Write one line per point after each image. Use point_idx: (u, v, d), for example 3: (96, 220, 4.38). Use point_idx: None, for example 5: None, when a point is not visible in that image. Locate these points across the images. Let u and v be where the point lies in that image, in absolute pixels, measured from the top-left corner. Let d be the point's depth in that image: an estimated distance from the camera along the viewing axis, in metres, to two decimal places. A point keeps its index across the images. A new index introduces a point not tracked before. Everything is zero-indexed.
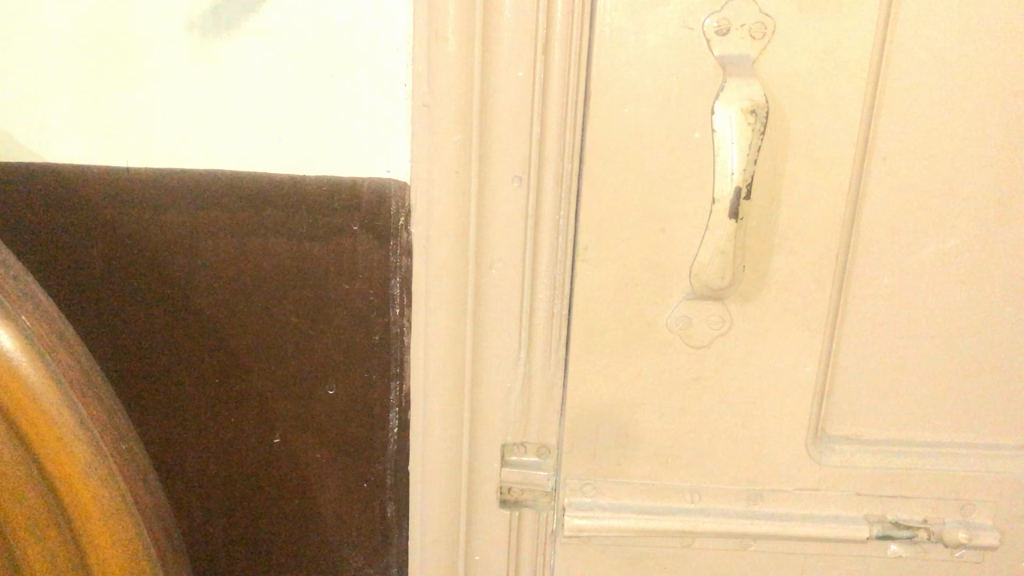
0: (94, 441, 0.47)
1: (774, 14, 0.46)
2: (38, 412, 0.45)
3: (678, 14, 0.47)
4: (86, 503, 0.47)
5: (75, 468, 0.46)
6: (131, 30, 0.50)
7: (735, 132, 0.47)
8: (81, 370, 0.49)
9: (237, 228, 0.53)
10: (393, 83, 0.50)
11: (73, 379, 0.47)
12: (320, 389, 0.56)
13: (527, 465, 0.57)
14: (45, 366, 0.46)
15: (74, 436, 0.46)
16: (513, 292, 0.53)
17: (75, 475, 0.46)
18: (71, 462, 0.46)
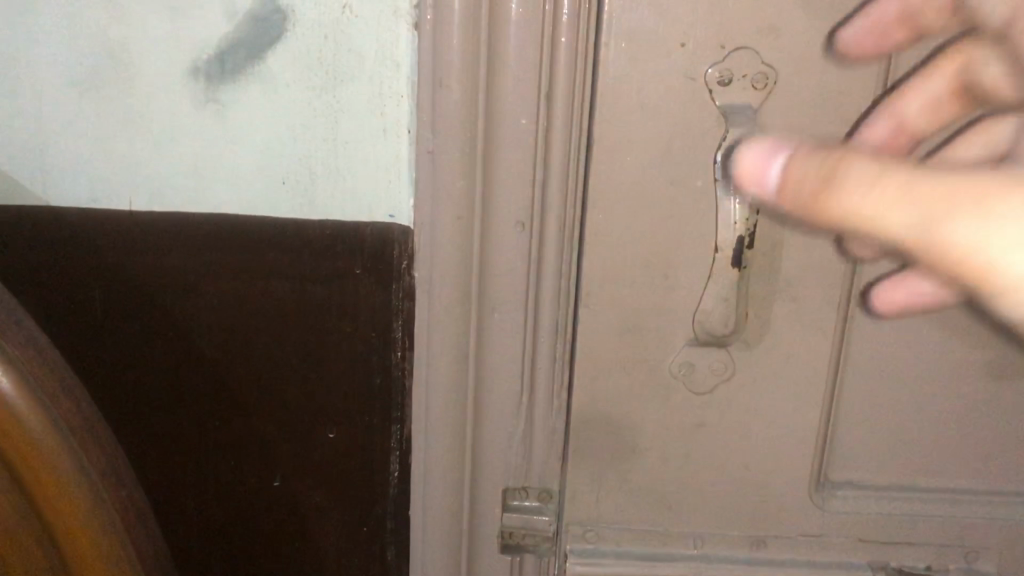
0: (94, 486, 0.47)
1: (775, 65, 0.47)
2: (40, 458, 0.45)
3: (681, 64, 0.47)
4: (85, 546, 0.47)
5: (75, 512, 0.46)
6: (136, 76, 0.51)
7: (737, 182, 0.48)
8: (81, 413, 0.48)
9: (240, 272, 0.53)
10: (397, 130, 0.51)
11: (75, 424, 0.47)
12: (321, 433, 0.56)
13: (528, 510, 0.58)
14: (46, 412, 0.45)
15: (75, 482, 0.46)
16: (516, 337, 0.53)
17: (76, 518, 0.46)
18: (71, 506, 0.46)
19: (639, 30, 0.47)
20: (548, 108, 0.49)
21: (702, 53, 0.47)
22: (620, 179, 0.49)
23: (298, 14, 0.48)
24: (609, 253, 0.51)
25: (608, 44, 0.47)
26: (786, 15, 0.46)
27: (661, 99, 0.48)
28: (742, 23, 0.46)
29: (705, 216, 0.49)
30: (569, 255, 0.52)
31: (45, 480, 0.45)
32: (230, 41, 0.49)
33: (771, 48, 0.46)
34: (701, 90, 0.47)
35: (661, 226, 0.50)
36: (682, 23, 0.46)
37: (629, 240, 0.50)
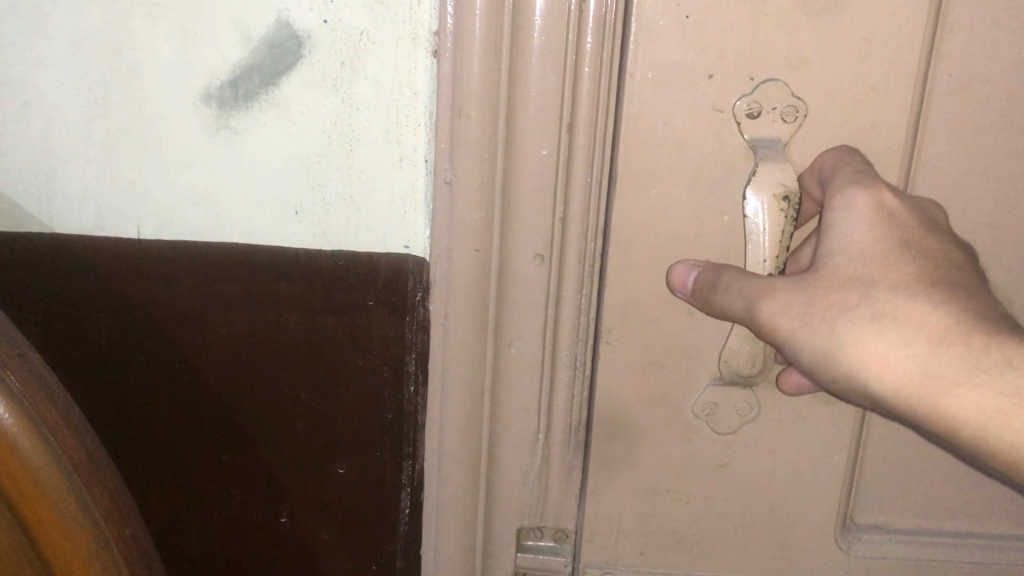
0: (99, 528, 0.45)
1: (806, 97, 0.46)
2: (40, 494, 0.43)
3: (709, 96, 0.46)
4: None
5: (78, 554, 0.45)
6: (147, 101, 0.49)
7: (768, 219, 0.46)
8: (87, 453, 0.46)
9: (249, 303, 0.52)
10: (413, 160, 0.50)
11: (80, 462, 0.45)
12: (330, 468, 0.55)
13: (543, 550, 0.58)
14: (50, 451, 0.44)
15: (78, 524, 0.44)
16: (534, 373, 0.52)
17: (78, 561, 0.45)
18: (73, 548, 0.45)
19: (666, 61, 0.45)
20: (569, 138, 0.48)
21: (730, 86, 0.46)
22: (645, 212, 0.48)
23: (316, 40, 0.47)
24: (631, 289, 0.49)
25: (633, 74, 0.46)
26: (817, 47, 0.45)
27: (688, 131, 0.46)
28: (772, 55, 0.45)
29: (731, 251, 0.48)
30: (588, 292, 0.51)
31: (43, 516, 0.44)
32: (245, 66, 0.48)
33: (802, 81, 0.45)
34: (729, 122, 0.46)
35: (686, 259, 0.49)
36: (711, 54, 0.45)
37: (652, 275, 0.49)
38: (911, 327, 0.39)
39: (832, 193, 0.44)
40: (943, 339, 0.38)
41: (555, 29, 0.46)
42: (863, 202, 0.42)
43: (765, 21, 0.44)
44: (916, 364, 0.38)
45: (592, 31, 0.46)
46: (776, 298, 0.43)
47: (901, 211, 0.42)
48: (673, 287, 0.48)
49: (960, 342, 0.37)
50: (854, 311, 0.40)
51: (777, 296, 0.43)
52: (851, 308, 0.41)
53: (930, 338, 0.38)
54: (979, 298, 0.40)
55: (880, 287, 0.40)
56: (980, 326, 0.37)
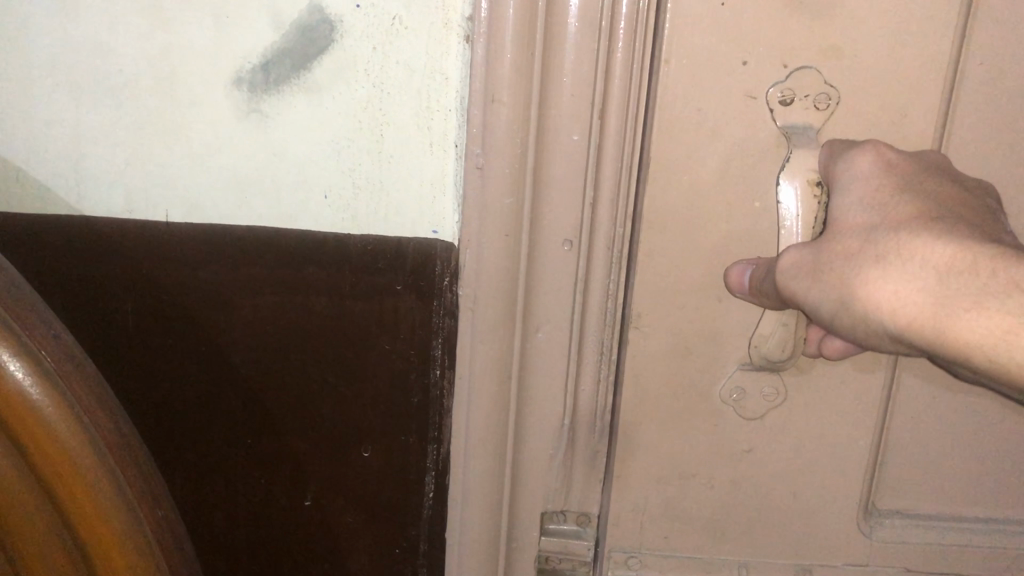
0: (131, 507, 0.45)
1: (840, 87, 0.46)
2: (79, 481, 0.44)
3: (744, 83, 0.46)
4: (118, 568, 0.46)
5: (111, 533, 0.45)
6: (178, 84, 0.49)
7: (801, 202, 0.46)
8: (120, 434, 0.46)
9: (278, 288, 0.52)
10: (444, 145, 0.50)
11: (113, 442, 0.45)
12: (355, 451, 0.55)
13: (565, 533, 0.58)
14: (84, 429, 0.44)
15: (111, 503, 0.45)
16: (562, 356, 0.53)
17: (111, 540, 0.45)
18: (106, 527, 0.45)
19: (702, 46, 0.46)
20: (601, 124, 0.48)
21: (766, 72, 0.46)
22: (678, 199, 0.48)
23: (349, 25, 0.47)
24: (664, 275, 0.50)
25: (669, 60, 0.46)
26: (853, 34, 0.45)
27: (723, 118, 0.47)
28: (808, 41, 0.45)
29: (762, 235, 0.49)
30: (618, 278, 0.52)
31: (84, 502, 0.44)
32: (277, 51, 0.48)
33: (839, 67, 0.46)
34: (763, 109, 0.47)
35: (719, 248, 0.49)
36: (745, 39, 0.46)
37: (682, 259, 0.49)
38: (915, 260, 0.37)
39: (833, 164, 0.44)
40: (953, 268, 0.36)
41: (590, 14, 0.46)
42: (863, 157, 0.43)
43: (802, 8, 0.45)
44: (928, 296, 0.36)
45: (626, 19, 0.46)
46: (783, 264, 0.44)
47: (898, 159, 0.42)
48: (733, 287, 0.48)
49: (970, 268, 0.36)
50: (859, 256, 0.40)
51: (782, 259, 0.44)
52: (855, 254, 0.40)
53: (939, 268, 0.36)
54: (988, 231, 0.39)
55: (882, 226, 0.40)
56: (988, 251, 0.36)
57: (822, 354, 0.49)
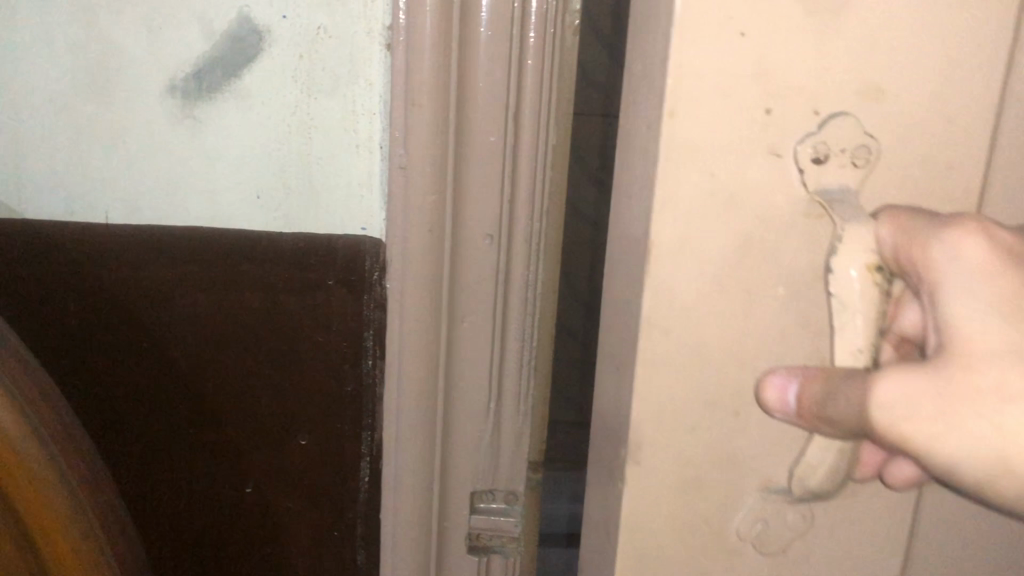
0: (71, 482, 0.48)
1: (873, 135, 0.40)
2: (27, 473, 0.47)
3: (769, 137, 0.39)
4: (61, 540, 0.48)
5: (52, 507, 0.48)
6: (114, 92, 0.52)
7: (860, 295, 0.39)
8: (59, 413, 0.49)
9: (214, 285, 0.55)
10: (370, 147, 0.54)
11: (52, 422, 0.48)
12: (292, 440, 0.58)
13: (494, 511, 0.61)
14: (22, 409, 0.46)
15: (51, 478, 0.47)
16: (486, 343, 0.56)
17: (52, 514, 0.48)
18: (46, 502, 0.47)
19: (715, 87, 0.38)
20: (515, 126, 0.52)
21: (793, 122, 0.39)
22: (701, 271, 0.41)
23: (276, 34, 0.51)
24: (686, 372, 0.43)
25: (673, 112, 0.38)
26: (886, 74, 0.39)
27: (748, 182, 0.40)
28: (839, 85, 0.39)
29: (798, 330, 0.43)
30: (610, 349, 0.47)
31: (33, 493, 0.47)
32: (208, 59, 0.51)
33: (869, 113, 0.40)
34: (790, 167, 0.40)
35: (743, 334, 0.42)
36: (773, 77, 0.38)
37: (704, 373, 0.43)
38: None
39: (918, 253, 0.37)
40: None
41: (500, 23, 0.50)
42: (965, 240, 0.36)
43: (830, 44, 0.38)
44: None
45: (535, 27, 0.50)
46: (874, 406, 0.36)
47: (1008, 241, 0.36)
48: (771, 410, 0.42)
49: None
50: (984, 393, 0.34)
51: (879, 392, 0.36)
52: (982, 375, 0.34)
53: None
54: None
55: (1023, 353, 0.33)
56: None
57: (878, 477, 0.45)
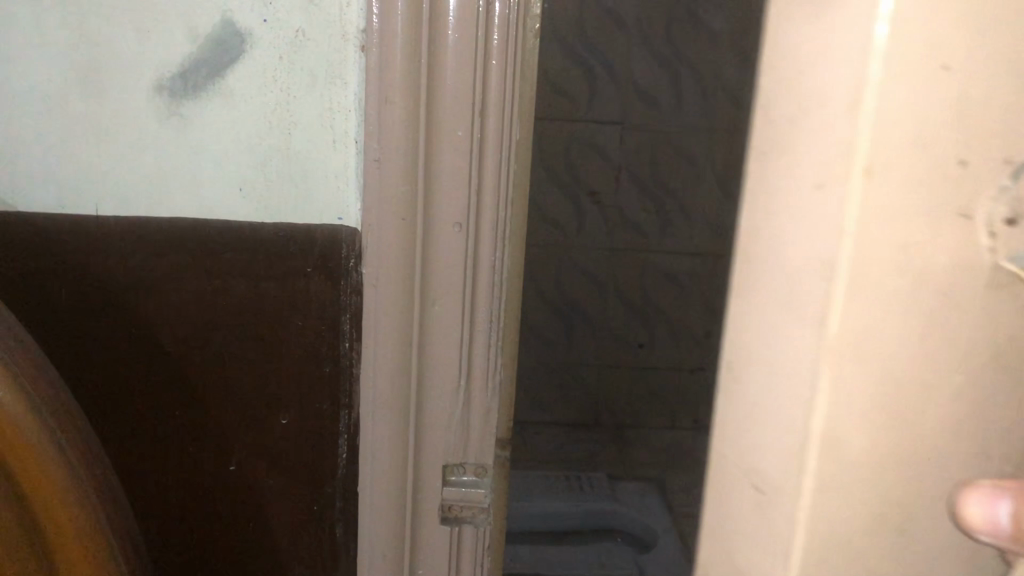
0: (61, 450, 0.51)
1: None
2: (28, 453, 0.50)
3: (961, 192, 0.29)
4: (54, 507, 0.51)
5: (44, 475, 0.51)
6: (104, 92, 0.55)
7: None
8: (49, 387, 0.52)
9: (200, 273, 0.59)
10: (345, 142, 0.57)
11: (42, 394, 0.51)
12: (274, 419, 0.62)
13: (466, 485, 0.64)
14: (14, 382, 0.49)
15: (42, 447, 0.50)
16: (457, 325, 0.60)
17: (45, 482, 0.51)
18: (39, 469, 0.50)
19: (909, 134, 0.28)
20: (481, 121, 0.56)
21: (987, 181, 0.29)
22: (875, 379, 0.31)
23: (257, 37, 0.55)
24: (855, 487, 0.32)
25: (870, 168, 0.28)
26: None
27: (932, 249, 0.29)
28: None
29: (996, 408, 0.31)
30: (740, 446, 0.36)
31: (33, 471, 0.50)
32: (194, 61, 0.55)
33: None
34: (981, 234, 0.29)
35: (937, 427, 0.31)
36: (971, 115, 0.28)
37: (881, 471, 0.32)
38: None
39: None
40: None
41: (467, 26, 0.54)
42: None
43: None
44: None
45: (498, 30, 0.55)
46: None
47: None
48: (972, 531, 0.31)
49: None
50: None
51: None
52: None
53: None
54: None
55: None
56: None
57: None
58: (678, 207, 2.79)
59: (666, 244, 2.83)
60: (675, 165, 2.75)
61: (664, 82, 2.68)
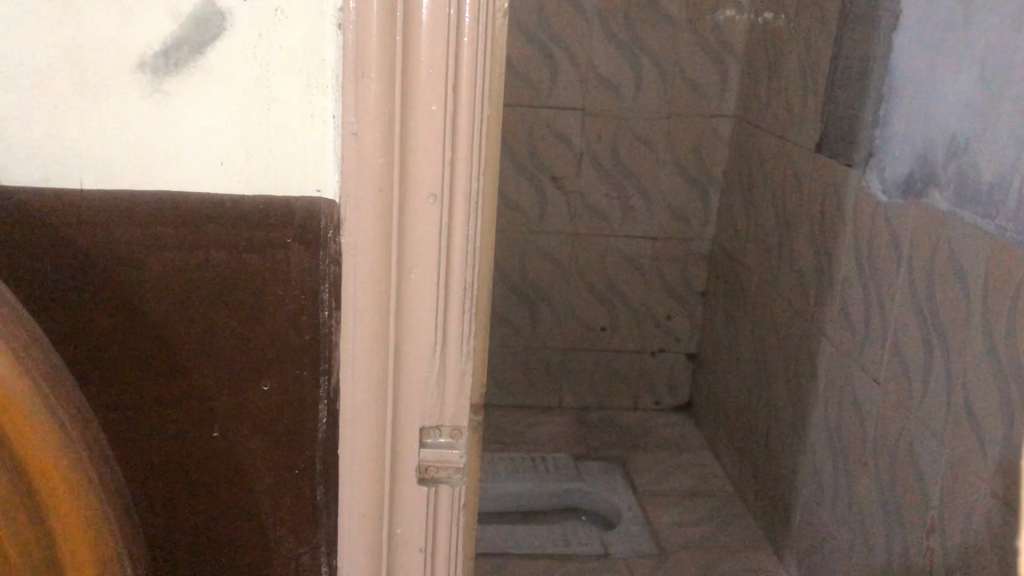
0: (59, 423, 0.54)
1: None
2: (27, 425, 0.52)
3: None
4: (54, 478, 0.54)
5: (43, 446, 0.53)
6: (87, 70, 0.57)
7: None
8: (48, 362, 0.55)
9: (183, 245, 0.61)
10: (323, 117, 0.59)
11: (42, 369, 0.54)
12: (255, 386, 0.65)
13: (442, 446, 0.66)
14: (16, 357, 0.52)
15: (42, 420, 0.53)
16: (432, 293, 0.63)
17: (45, 453, 0.53)
18: (39, 441, 0.53)
19: None
20: (454, 96, 0.59)
21: None
22: None
23: (237, 15, 0.57)
24: None
25: None
26: None
27: None
28: None
29: None
30: None
31: (26, 436, 0.52)
32: (175, 38, 0.57)
33: None
34: None
35: None
36: None
37: None
38: None
39: None
40: None
41: (440, 5, 0.57)
42: None
43: None
44: None
45: (470, 10, 0.57)
46: None
47: None
48: None
49: None
50: None
51: None
52: None
53: None
54: None
55: None
56: None
57: None
58: (640, 192, 2.83)
59: (628, 229, 2.87)
60: (636, 150, 2.80)
61: (624, 68, 2.72)
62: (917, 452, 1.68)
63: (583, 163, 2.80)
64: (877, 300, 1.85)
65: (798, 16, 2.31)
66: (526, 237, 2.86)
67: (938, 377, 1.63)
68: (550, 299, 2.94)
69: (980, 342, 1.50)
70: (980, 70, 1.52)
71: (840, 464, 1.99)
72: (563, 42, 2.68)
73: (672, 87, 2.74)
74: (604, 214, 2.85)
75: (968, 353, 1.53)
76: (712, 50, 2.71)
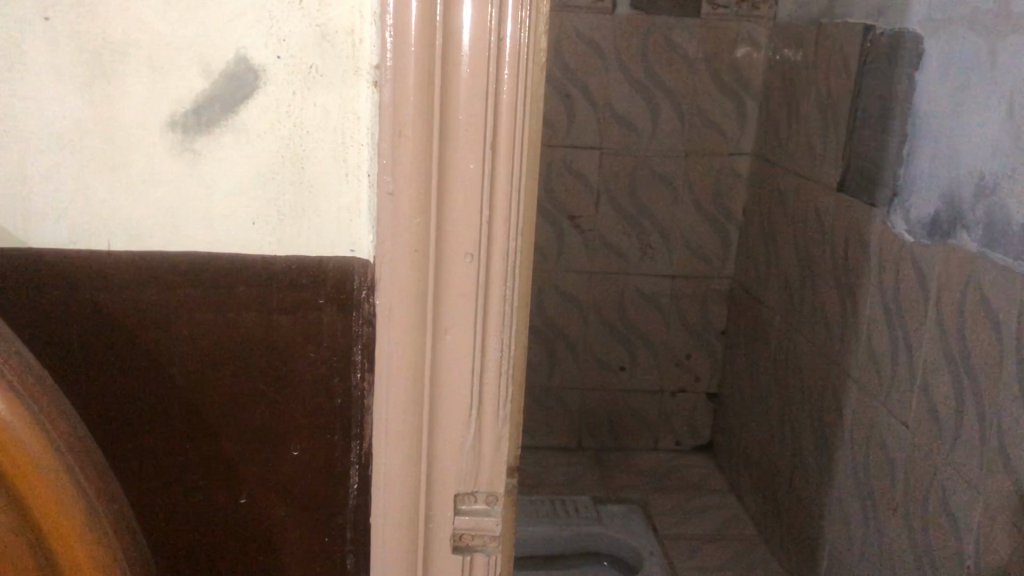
0: (92, 509, 0.50)
1: None
2: (57, 510, 0.49)
3: None
4: (85, 566, 0.50)
5: (75, 534, 0.50)
6: (117, 129, 0.56)
7: None
8: (81, 443, 0.52)
9: (212, 306, 0.59)
10: (358, 175, 0.58)
11: (75, 449, 0.51)
12: (285, 450, 0.63)
13: (477, 512, 0.64)
14: (47, 437, 0.49)
15: (74, 505, 0.50)
16: (468, 355, 0.60)
17: (76, 540, 0.50)
18: (71, 528, 0.49)
19: None
20: (493, 152, 0.57)
21: None
22: None
23: (271, 73, 0.55)
24: None
25: None
26: None
27: None
28: None
29: None
30: None
31: (58, 522, 0.49)
32: (207, 96, 0.55)
33: None
34: None
35: None
36: None
37: None
38: None
39: None
40: None
41: (479, 62, 0.55)
42: None
43: None
44: None
45: (509, 64, 0.56)
46: None
47: None
48: None
49: None
50: None
51: None
52: None
53: None
54: None
55: None
56: None
57: None
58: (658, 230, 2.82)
59: (646, 268, 2.86)
60: (655, 188, 2.78)
61: (642, 107, 2.72)
62: (950, 499, 1.64)
63: (601, 202, 2.79)
64: (904, 343, 1.82)
65: (817, 55, 2.30)
66: (544, 276, 2.84)
67: (971, 422, 1.59)
68: (568, 338, 2.91)
69: (1016, 388, 1.46)
70: (1008, 110, 1.50)
71: (868, 510, 1.95)
72: (580, 82, 2.68)
73: (690, 126, 2.73)
74: (623, 252, 2.84)
75: (1002, 399, 1.49)
76: (730, 89, 2.70)
